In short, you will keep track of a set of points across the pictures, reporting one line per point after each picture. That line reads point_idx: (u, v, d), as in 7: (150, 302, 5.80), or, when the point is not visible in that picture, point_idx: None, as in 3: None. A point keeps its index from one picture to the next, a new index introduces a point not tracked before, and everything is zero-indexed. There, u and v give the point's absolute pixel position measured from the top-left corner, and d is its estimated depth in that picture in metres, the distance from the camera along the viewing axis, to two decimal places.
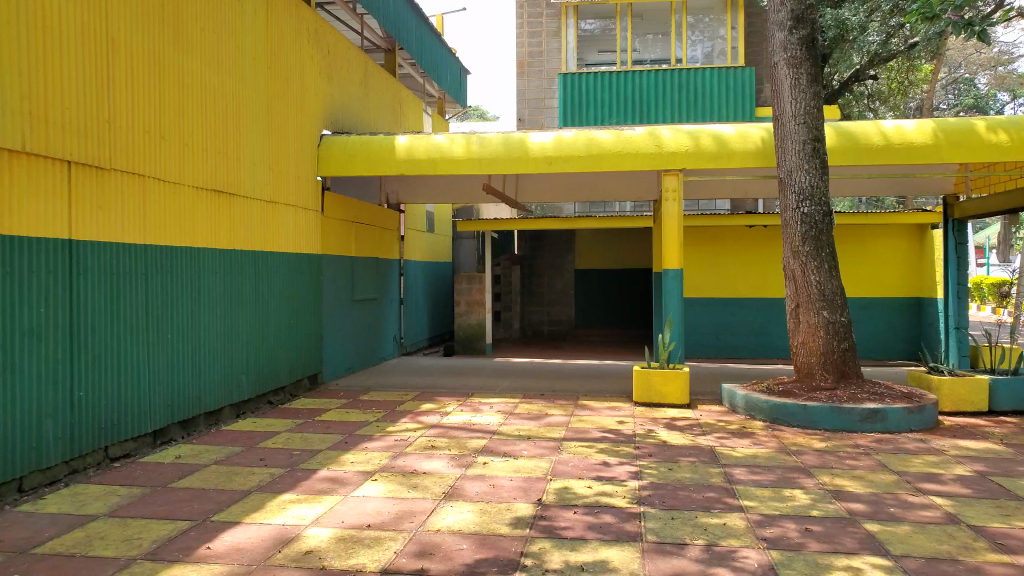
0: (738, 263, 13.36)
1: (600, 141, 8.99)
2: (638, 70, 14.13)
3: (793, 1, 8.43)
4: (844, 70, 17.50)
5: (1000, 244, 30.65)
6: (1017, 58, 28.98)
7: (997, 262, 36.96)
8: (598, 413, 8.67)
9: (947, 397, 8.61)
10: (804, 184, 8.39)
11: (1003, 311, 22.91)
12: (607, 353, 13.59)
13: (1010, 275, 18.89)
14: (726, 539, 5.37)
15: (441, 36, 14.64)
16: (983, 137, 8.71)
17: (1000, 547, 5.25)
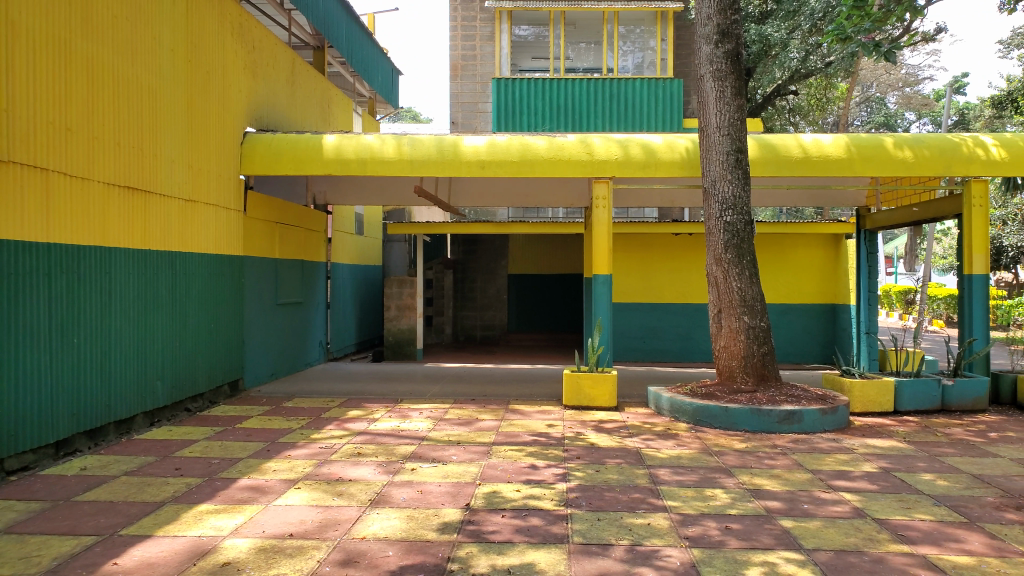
0: (666, 269, 13.69)
1: (534, 146, 9.05)
2: (571, 78, 14.29)
3: (719, 15, 8.70)
4: (767, 84, 17.97)
5: (909, 255, 32.34)
6: (922, 82, 30.96)
7: (904, 272, 39.04)
8: (529, 417, 8.73)
9: (857, 399, 9.01)
10: (727, 194, 8.67)
11: (909, 317, 24.19)
12: (538, 357, 13.69)
13: (917, 282, 19.96)
14: (650, 539, 5.50)
15: (372, 36, 14.52)
16: (892, 152, 9.21)
17: (902, 538, 5.56)
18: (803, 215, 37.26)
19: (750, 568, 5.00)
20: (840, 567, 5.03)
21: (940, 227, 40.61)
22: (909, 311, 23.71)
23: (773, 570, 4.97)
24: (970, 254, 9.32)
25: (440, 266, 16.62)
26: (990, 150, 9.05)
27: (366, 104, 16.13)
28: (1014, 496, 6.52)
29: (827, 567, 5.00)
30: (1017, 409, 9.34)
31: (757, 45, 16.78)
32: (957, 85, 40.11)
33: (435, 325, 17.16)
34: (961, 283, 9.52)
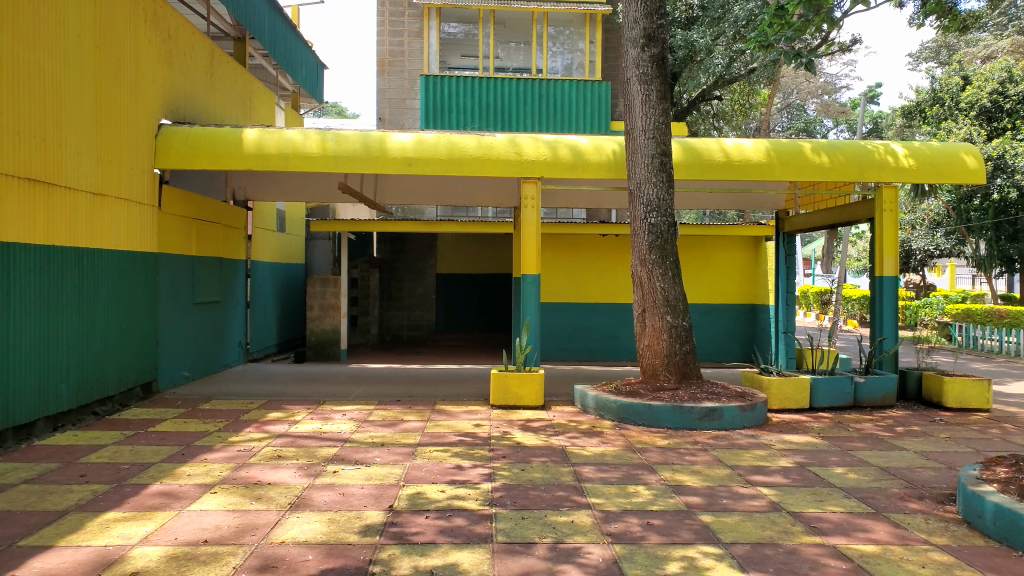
0: (594, 269, 13.85)
1: (462, 145, 9.01)
2: (499, 77, 14.32)
3: (646, 19, 8.83)
4: (692, 89, 18.36)
5: (827, 257, 33.65)
6: (839, 90, 32.30)
7: (820, 274, 40.69)
8: (455, 418, 8.68)
9: (775, 396, 9.29)
10: (652, 196, 8.83)
11: (825, 317, 25.16)
12: (466, 358, 13.66)
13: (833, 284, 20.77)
14: (573, 536, 5.53)
15: (296, 29, 14.22)
16: (809, 158, 9.54)
17: (814, 530, 5.76)
18: (726, 218, 38.31)
19: (669, 563, 5.08)
20: (756, 559, 5.16)
21: (854, 231, 42.40)
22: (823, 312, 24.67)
23: (692, 564, 5.06)
24: (881, 256, 9.75)
25: (367, 265, 16.35)
26: (901, 158, 9.46)
27: (290, 98, 15.78)
28: (918, 487, 6.83)
29: (744, 560, 5.13)
30: (923, 404, 9.82)
31: (683, 50, 17.31)
32: (871, 96, 41.89)
33: (361, 326, 16.79)
34: (872, 284, 9.93)
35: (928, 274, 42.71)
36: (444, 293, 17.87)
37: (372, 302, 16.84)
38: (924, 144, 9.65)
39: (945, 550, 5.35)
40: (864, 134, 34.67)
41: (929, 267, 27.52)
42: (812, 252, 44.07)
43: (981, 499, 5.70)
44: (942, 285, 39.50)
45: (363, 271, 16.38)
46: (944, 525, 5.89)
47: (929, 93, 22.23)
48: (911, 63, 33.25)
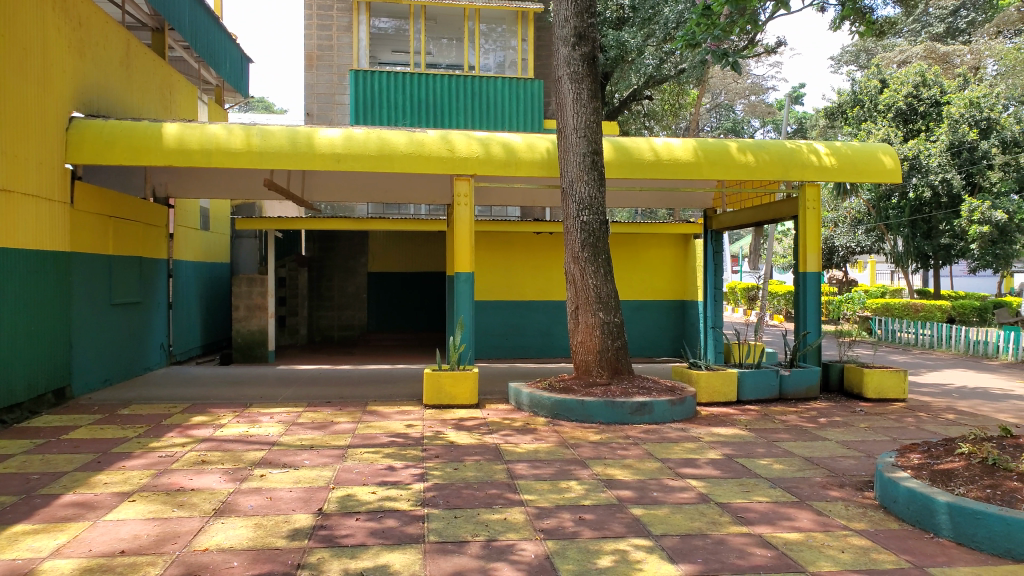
0: (528, 267, 13.89)
1: (392, 142, 8.89)
2: (432, 73, 14.21)
3: (576, 18, 8.89)
4: (624, 89, 18.63)
5: (754, 254, 34.62)
6: (764, 92, 33.32)
7: (748, 272, 41.77)
8: (387, 418, 8.57)
9: (704, 389, 9.49)
10: (584, 194, 8.89)
11: (753, 312, 25.91)
12: (399, 357, 13.52)
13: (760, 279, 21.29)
14: (505, 533, 5.52)
15: (219, 20, 13.83)
16: (735, 157, 9.74)
17: (741, 520, 5.90)
18: (657, 216, 39.11)
19: (601, 557, 5.12)
20: (685, 550, 5.25)
21: (779, 227, 43.83)
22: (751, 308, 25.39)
23: (623, 557, 5.11)
24: (804, 252, 10.06)
25: (295, 264, 16.01)
26: (823, 158, 9.78)
27: (214, 92, 15.32)
28: (839, 475, 7.08)
29: (673, 552, 5.20)
30: (844, 395, 10.17)
31: (614, 50, 17.46)
32: (795, 97, 43.28)
33: (289, 327, 16.39)
34: (796, 279, 10.24)
35: (849, 271, 44.32)
36: (378, 292, 17.64)
37: (300, 302, 16.52)
38: (845, 144, 9.99)
39: (863, 535, 5.56)
40: (789, 135, 35.82)
41: (850, 264, 28.65)
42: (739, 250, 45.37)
43: (896, 484, 5.93)
44: (861, 281, 41.19)
45: (291, 270, 16.01)
46: (862, 510, 6.11)
47: (850, 95, 23.12)
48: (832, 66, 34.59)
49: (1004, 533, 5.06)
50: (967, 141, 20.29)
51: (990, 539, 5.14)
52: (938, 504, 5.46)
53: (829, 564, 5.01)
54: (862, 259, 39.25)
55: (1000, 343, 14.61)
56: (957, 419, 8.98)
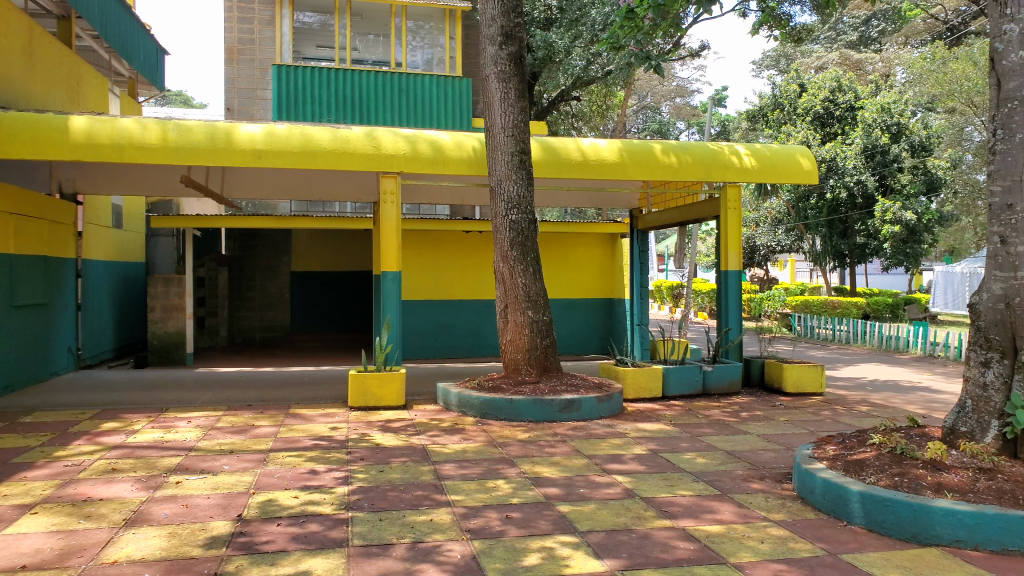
0: (458, 265, 13.84)
1: (316, 138, 8.70)
2: (357, 69, 13.99)
3: (503, 18, 8.89)
4: (552, 89, 18.80)
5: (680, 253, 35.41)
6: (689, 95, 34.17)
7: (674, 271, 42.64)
8: (311, 421, 8.39)
9: (630, 385, 9.64)
10: (512, 193, 8.88)
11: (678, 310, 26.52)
12: (325, 359, 13.27)
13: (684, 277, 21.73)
14: (431, 535, 5.46)
15: (131, 10, 13.28)
16: (659, 158, 9.92)
17: (665, 514, 6.00)
18: (586, 215, 39.59)
19: (528, 555, 5.12)
20: (611, 546, 5.30)
21: (704, 227, 45.03)
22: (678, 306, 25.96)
23: (549, 555, 5.12)
24: (726, 252, 10.32)
25: (214, 263, 15.54)
26: (743, 159, 10.05)
27: (126, 84, 14.68)
28: (759, 468, 7.29)
29: (599, 548, 5.24)
30: (764, 389, 10.50)
31: (542, 51, 17.51)
32: (718, 100, 44.53)
33: (208, 328, 15.91)
34: (718, 277, 10.51)
35: (771, 269, 45.84)
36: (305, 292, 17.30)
37: (220, 303, 16.09)
38: (765, 146, 10.29)
39: (782, 525, 5.72)
40: (712, 137, 36.83)
41: (771, 263, 29.61)
42: (666, 249, 46.40)
43: (812, 475, 6.13)
44: (782, 279, 42.65)
45: (210, 270, 15.66)
46: (781, 501, 6.29)
47: (770, 99, 23.82)
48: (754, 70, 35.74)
49: (911, 518, 5.30)
50: (880, 145, 21.26)
51: (897, 525, 5.36)
52: (851, 493, 5.65)
53: (749, 555, 5.14)
54: (782, 259, 40.66)
55: (910, 338, 15.35)
56: (870, 410, 9.37)
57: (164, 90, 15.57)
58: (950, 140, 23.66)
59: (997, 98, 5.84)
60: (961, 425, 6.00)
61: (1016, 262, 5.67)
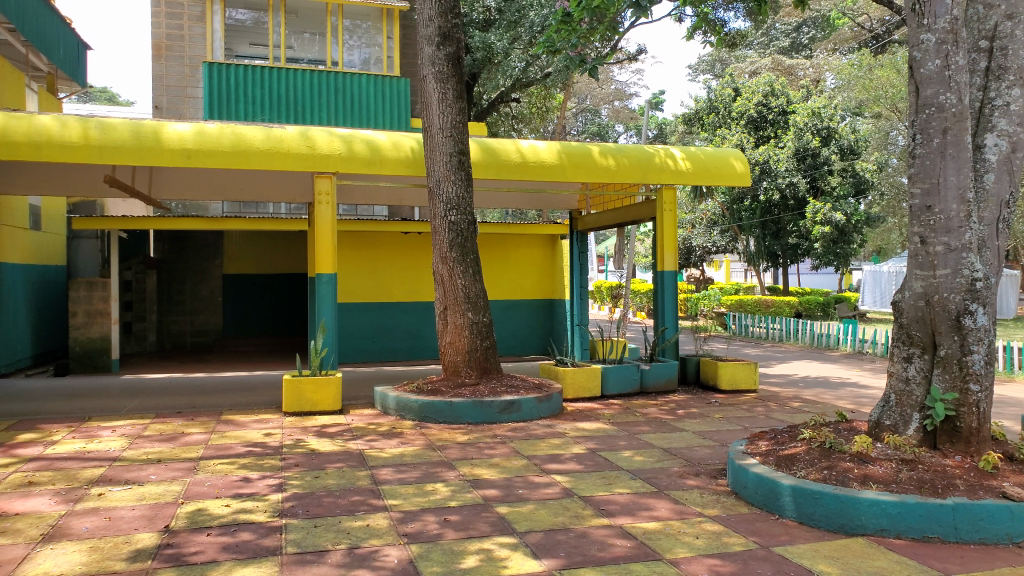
0: (398, 265, 13.75)
1: (248, 138, 8.51)
2: (292, 68, 13.77)
3: (440, 18, 8.84)
4: (492, 90, 18.81)
5: (620, 254, 35.88)
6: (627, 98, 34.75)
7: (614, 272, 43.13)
8: (244, 427, 8.20)
9: (570, 385, 9.71)
10: (451, 194, 8.85)
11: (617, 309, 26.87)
12: (260, 363, 12.99)
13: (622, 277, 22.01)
14: (368, 540, 5.39)
15: (50, 3, 12.74)
16: (598, 160, 10.02)
17: (603, 512, 6.05)
18: (526, 216, 39.77)
19: (466, 557, 5.10)
20: (548, 546, 5.32)
21: (642, 228, 45.75)
22: (618, 305, 26.34)
23: (487, 556, 5.11)
24: (662, 252, 10.50)
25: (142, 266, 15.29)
26: (679, 162, 10.23)
27: (45, 80, 14.05)
28: (694, 464, 7.42)
29: (537, 548, 5.25)
30: (700, 387, 10.71)
31: (481, 52, 17.60)
32: (656, 103, 45.40)
33: (136, 334, 15.77)
34: (655, 278, 10.67)
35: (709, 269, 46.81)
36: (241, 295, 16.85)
37: (148, 307, 15.94)
38: (699, 149, 10.50)
39: (716, 520, 5.83)
40: (650, 139, 37.49)
41: (708, 264, 30.27)
42: (606, 248, 46.98)
43: (745, 470, 6.27)
44: (718, 279, 43.58)
45: (138, 273, 15.42)
46: (715, 497, 6.42)
47: (706, 102, 24.28)
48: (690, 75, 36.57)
49: (838, 510, 5.46)
50: (811, 148, 21.97)
51: (826, 517, 5.52)
52: (782, 487, 5.80)
53: (684, 550, 5.23)
54: (718, 259, 41.60)
55: (840, 335, 15.89)
56: (801, 406, 9.65)
57: (85, 85, 15.01)
58: (877, 144, 24.60)
59: (916, 104, 6.07)
60: (886, 418, 6.23)
61: (934, 261, 5.87)
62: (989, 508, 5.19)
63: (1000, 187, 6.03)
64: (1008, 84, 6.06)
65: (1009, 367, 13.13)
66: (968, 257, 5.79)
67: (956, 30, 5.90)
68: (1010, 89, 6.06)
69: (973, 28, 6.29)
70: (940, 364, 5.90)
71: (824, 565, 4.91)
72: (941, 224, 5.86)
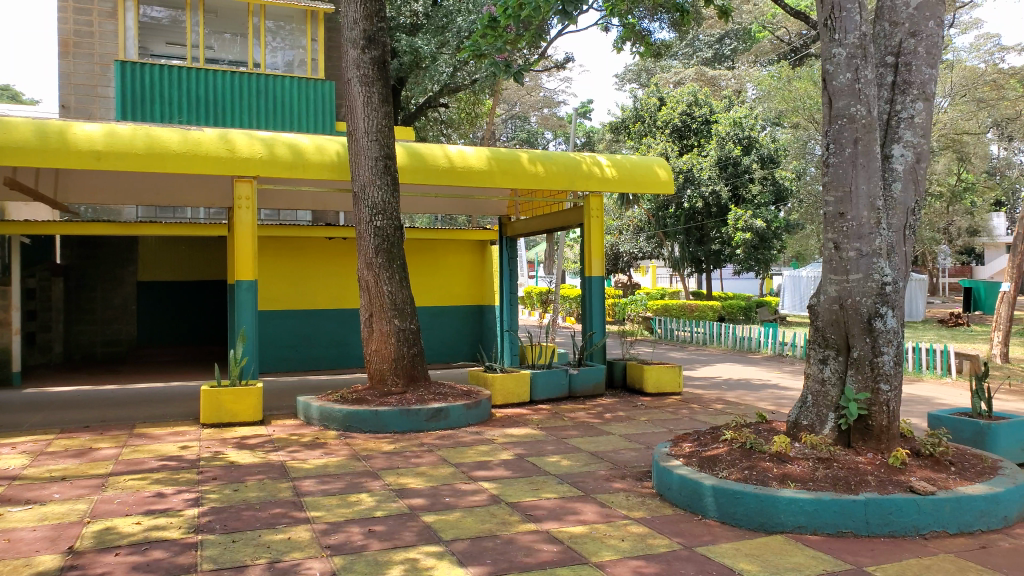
0: (323, 272, 13.52)
1: (163, 140, 8.20)
2: (211, 69, 13.38)
3: (365, 21, 8.73)
4: (419, 95, 18.55)
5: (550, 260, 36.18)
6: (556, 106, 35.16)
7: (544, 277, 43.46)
8: (158, 441, 7.89)
9: (499, 391, 9.70)
10: (376, 199, 8.73)
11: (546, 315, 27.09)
12: (176, 374, 12.54)
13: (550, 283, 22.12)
14: (289, 553, 5.23)
15: None
16: (526, 167, 10.05)
17: (530, 518, 6.05)
18: (456, 222, 39.73)
19: (391, 567, 5.01)
20: (475, 553, 5.28)
21: (573, 234, 46.37)
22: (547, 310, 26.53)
23: (413, 566, 5.03)
24: (590, 258, 10.62)
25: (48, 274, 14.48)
26: (605, 169, 10.38)
27: None
28: (620, 467, 7.52)
29: (464, 556, 5.21)
30: (627, 391, 10.87)
31: (408, 56, 17.26)
32: (583, 112, 46.14)
33: (40, 344, 14.86)
34: (583, 284, 10.77)
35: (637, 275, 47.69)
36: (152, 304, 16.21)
37: (55, 317, 15.03)
38: (625, 157, 10.68)
39: (641, 522, 5.90)
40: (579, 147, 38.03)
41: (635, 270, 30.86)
42: (537, 254, 47.36)
43: (669, 472, 6.36)
44: (645, 284, 44.47)
45: (42, 281, 14.47)
46: (640, 499, 6.51)
47: (632, 111, 24.72)
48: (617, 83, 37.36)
49: (758, 508, 5.60)
50: (732, 157, 22.67)
51: (747, 516, 5.65)
52: (705, 488, 5.92)
53: (609, 553, 5.26)
54: (645, 265, 42.48)
55: (761, 338, 16.43)
56: (723, 408, 9.89)
57: None
58: (795, 153, 25.56)
59: (829, 115, 6.29)
60: (804, 418, 6.43)
61: (847, 266, 6.10)
62: (897, 502, 5.41)
63: (906, 195, 6.30)
64: (913, 97, 6.36)
65: (918, 366, 13.80)
66: (878, 263, 6.04)
67: (864, 46, 6.16)
68: (914, 102, 6.36)
69: (880, 45, 6.60)
70: (853, 365, 6.13)
71: (744, 563, 5.02)
72: (853, 230, 6.09)
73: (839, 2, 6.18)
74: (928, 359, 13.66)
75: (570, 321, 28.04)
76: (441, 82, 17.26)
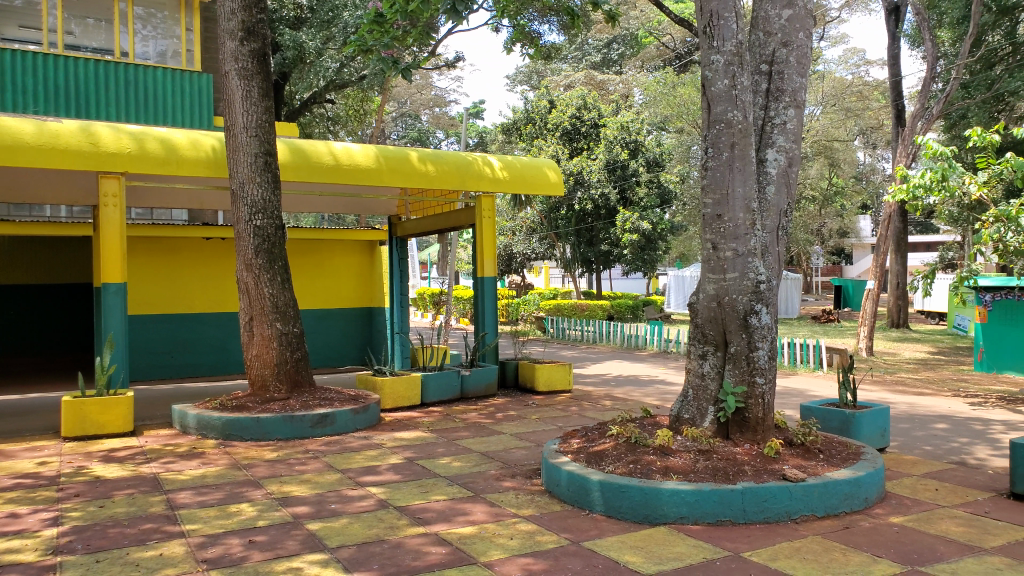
0: (200, 276, 12.94)
1: (15, 131, 7.59)
2: (71, 57, 12.55)
3: (244, 12, 8.39)
4: (304, 90, 18.22)
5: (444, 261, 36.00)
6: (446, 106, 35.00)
7: (437, 278, 43.10)
8: (12, 457, 7.29)
9: (388, 395, 9.55)
10: (256, 197, 8.42)
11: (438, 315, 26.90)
12: (36, 385, 11.61)
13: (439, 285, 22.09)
14: (161, 570, 4.94)
15: None
16: (416, 165, 9.96)
17: (418, 520, 5.98)
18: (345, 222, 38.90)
19: None
20: (361, 559, 5.15)
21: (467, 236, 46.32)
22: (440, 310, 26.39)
23: None
24: (482, 258, 10.65)
25: None
26: (496, 170, 10.43)
27: None
28: (510, 466, 7.56)
29: (349, 563, 5.08)
30: (518, 390, 10.95)
31: (292, 50, 16.88)
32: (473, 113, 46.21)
33: None
34: (476, 284, 10.77)
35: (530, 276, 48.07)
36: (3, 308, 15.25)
37: None
38: (515, 158, 10.78)
39: (530, 520, 5.94)
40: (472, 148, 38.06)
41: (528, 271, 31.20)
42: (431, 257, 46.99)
43: (557, 469, 6.44)
44: (538, 284, 44.95)
45: None
46: (530, 497, 6.56)
47: (524, 113, 24.95)
48: (509, 85, 37.69)
49: (642, 501, 5.75)
50: (619, 161, 23.37)
51: (632, 509, 5.79)
52: (591, 483, 6.03)
53: (498, 553, 5.27)
54: (539, 267, 42.88)
55: (648, 336, 16.97)
56: (611, 405, 10.12)
57: None
58: (679, 157, 26.58)
59: (708, 120, 6.55)
60: (685, 412, 6.67)
61: (724, 265, 6.37)
62: (772, 490, 5.69)
63: (778, 198, 6.65)
64: (785, 104, 6.72)
65: (793, 361, 14.59)
66: (752, 262, 6.35)
67: (739, 54, 6.44)
68: (786, 109, 6.72)
69: (755, 53, 6.90)
70: (730, 360, 6.41)
71: (629, 555, 5.13)
72: (730, 231, 6.36)
73: (716, 11, 6.41)
74: (802, 353, 14.47)
75: (464, 323, 28.01)
76: (328, 78, 16.77)
